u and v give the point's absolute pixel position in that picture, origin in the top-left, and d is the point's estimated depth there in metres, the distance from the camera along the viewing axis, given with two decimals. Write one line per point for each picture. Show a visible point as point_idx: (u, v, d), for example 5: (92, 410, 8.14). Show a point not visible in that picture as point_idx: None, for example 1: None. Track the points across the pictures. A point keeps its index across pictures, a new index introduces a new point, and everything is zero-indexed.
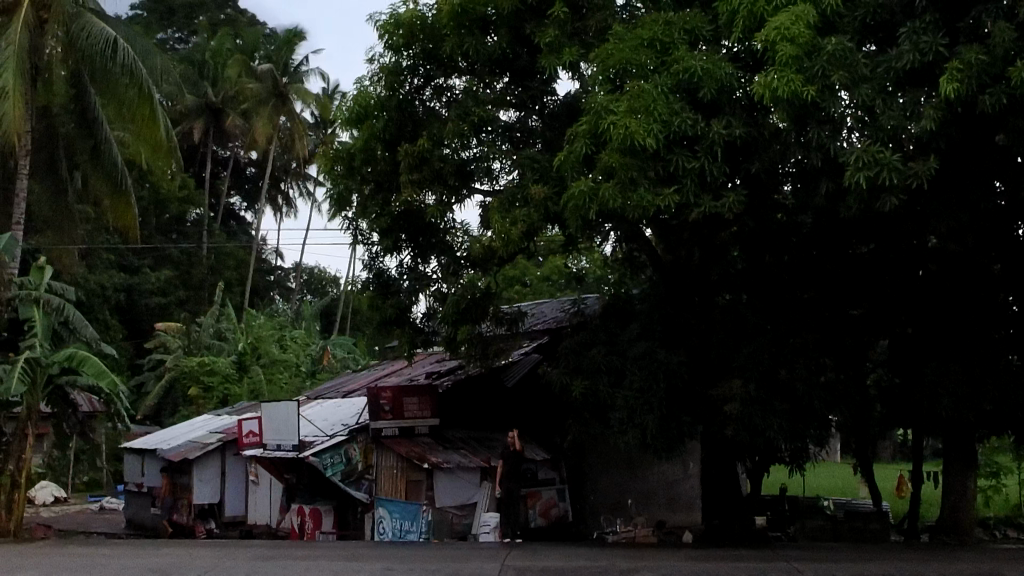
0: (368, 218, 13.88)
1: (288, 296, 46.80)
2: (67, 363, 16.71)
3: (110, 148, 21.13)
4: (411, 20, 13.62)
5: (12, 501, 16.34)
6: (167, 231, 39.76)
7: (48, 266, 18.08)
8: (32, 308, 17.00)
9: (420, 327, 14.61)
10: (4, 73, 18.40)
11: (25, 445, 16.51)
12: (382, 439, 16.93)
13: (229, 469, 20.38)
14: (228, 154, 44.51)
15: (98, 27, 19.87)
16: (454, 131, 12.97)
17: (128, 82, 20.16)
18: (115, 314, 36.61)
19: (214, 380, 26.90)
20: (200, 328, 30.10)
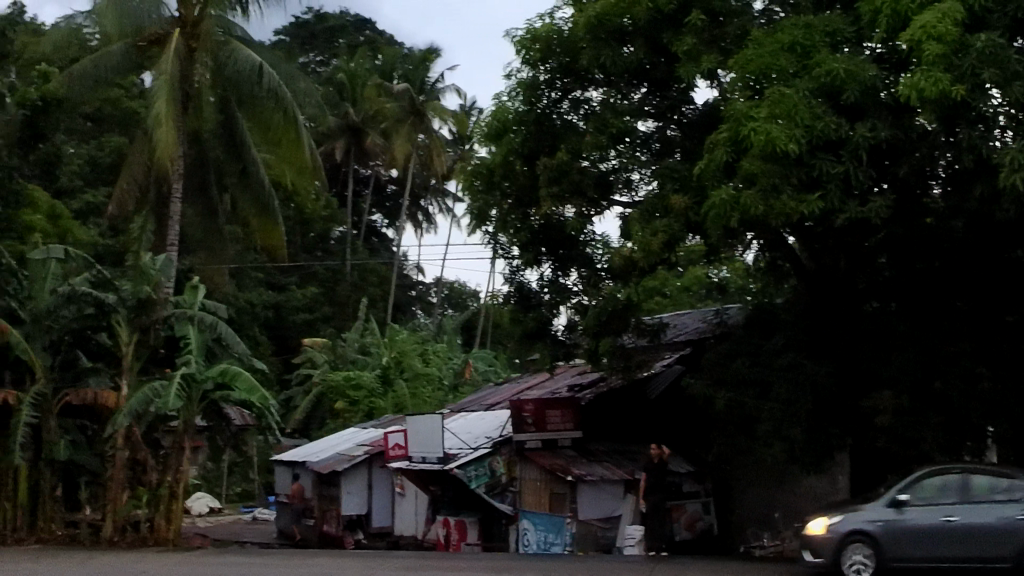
0: (507, 232, 13.99)
1: (429, 311, 47.35)
2: (220, 378, 17.34)
3: (257, 170, 22.13)
4: (548, 34, 13.67)
5: (170, 512, 17.47)
6: (312, 248, 40.82)
7: (201, 284, 18.93)
8: (187, 325, 17.91)
9: (561, 340, 14.70)
10: (157, 100, 19.39)
11: (182, 458, 17.40)
12: (526, 451, 17.23)
13: (375, 481, 20.60)
14: (369, 173, 45.37)
15: (245, 54, 20.63)
16: (594, 143, 12.94)
17: (274, 106, 20.84)
18: (265, 330, 37.69)
19: (360, 395, 27.35)
20: (346, 343, 30.68)
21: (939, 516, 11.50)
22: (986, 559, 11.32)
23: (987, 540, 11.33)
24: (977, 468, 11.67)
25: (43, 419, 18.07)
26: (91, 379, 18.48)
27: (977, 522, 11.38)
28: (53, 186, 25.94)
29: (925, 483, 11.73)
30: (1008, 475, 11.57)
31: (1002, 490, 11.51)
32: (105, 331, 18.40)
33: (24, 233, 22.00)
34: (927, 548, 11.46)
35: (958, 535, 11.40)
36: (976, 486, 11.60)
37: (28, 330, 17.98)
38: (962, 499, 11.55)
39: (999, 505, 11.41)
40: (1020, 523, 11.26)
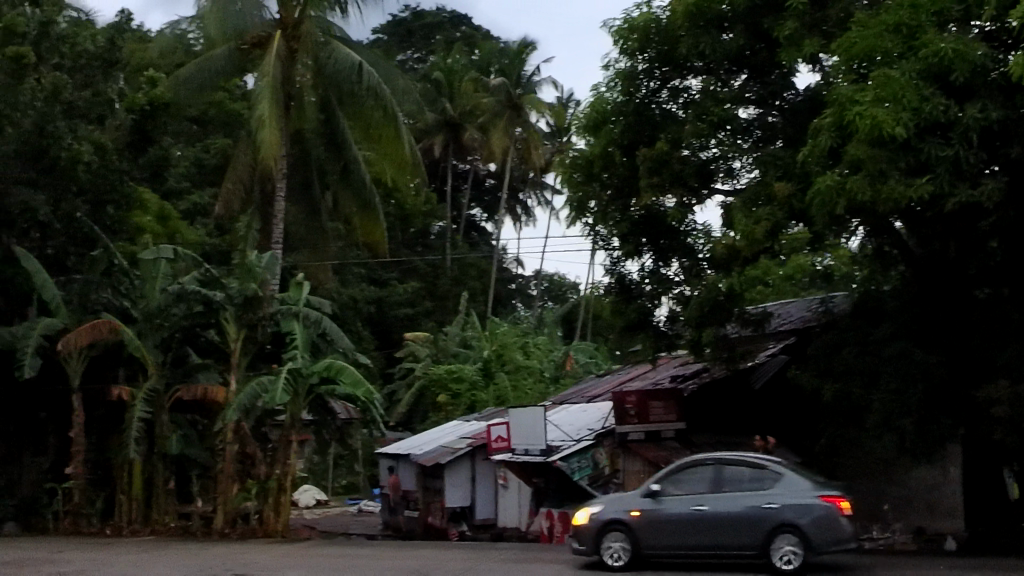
0: (608, 224, 13.93)
1: (529, 304, 47.40)
2: (325, 372, 17.60)
3: (358, 168, 22.44)
4: (646, 23, 13.52)
5: (278, 504, 17.81)
6: (413, 244, 41.25)
7: (305, 281, 19.25)
8: (293, 322, 18.26)
9: (663, 331, 14.64)
10: (260, 102, 19.89)
11: (290, 450, 17.83)
12: (629, 443, 17.40)
13: (479, 473, 20.51)
14: (468, 168, 45.62)
15: (344, 53, 21.04)
16: (694, 132, 12.86)
17: (374, 105, 21.26)
18: (367, 325, 38.18)
19: (462, 388, 27.48)
20: (448, 337, 30.90)
21: (689, 505, 11.69)
22: (734, 546, 11.44)
23: (734, 528, 11.44)
24: (732, 458, 11.75)
25: (156, 413, 18.67)
26: (201, 376, 18.99)
27: (724, 511, 11.51)
28: (162, 188, 26.67)
29: (682, 473, 11.93)
30: (760, 465, 11.62)
31: (755, 479, 11.57)
32: (214, 328, 18.93)
33: (134, 234, 22.71)
34: (679, 536, 11.67)
35: (706, 524, 11.56)
36: (730, 476, 11.70)
37: (141, 328, 18.60)
38: (714, 489, 11.68)
39: (746, 495, 11.49)
40: (765, 513, 11.33)
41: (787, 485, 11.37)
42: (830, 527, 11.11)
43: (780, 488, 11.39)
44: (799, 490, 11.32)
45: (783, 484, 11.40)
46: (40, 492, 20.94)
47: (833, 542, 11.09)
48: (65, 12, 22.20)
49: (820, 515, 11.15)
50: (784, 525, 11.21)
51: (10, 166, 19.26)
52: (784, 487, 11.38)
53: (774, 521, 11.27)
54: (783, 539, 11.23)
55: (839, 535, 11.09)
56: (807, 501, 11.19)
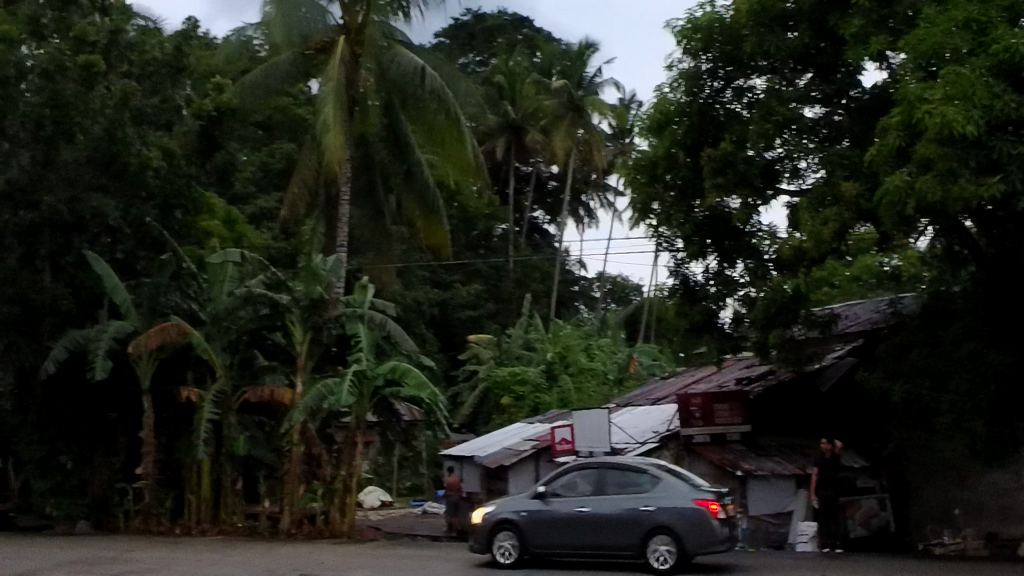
0: (672, 226, 13.82)
1: (592, 306, 47.26)
2: (390, 374, 17.75)
3: (421, 171, 22.58)
4: (710, 23, 13.44)
5: (344, 505, 17.97)
6: (475, 246, 41.38)
7: (370, 283, 19.44)
8: (358, 323, 18.46)
9: (728, 334, 14.50)
10: (324, 107, 20.10)
11: (355, 452, 17.92)
12: (694, 446, 17.20)
13: (542, 476, 20.41)
14: (530, 170, 45.66)
15: (406, 57, 21.29)
16: (759, 132, 12.78)
17: (436, 107, 21.35)
18: (431, 328, 38.35)
19: (526, 390, 27.47)
20: (511, 339, 30.93)
21: (572, 506, 12.73)
22: (612, 546, 12.44)
23: (612, 528, 12.44)
24: (612, 463, 12.76)
25: (224, 415, 18.94)
26: (267, 377, 19.21)
27: (604, 512, 12.53)
28: (229, 192, 27.06)
29: (566, 476, 13.00)
30: (640, 470, 12.60)
31: (634, 483, 12.55)
32: (280, 331, 19.13)
33: (202, 238, 23.03)
34: (562, 535, 12.72)
35: (588, 524, 12.58)
36: (611, 480, 12.72)
37: (209, 330, 18.91)
38: (596, 492, 12.71)
39: (625, 498, 12.49)
40: (642, 516, 12.29)
41: (664, 490, 12.33)
42: (702, 529, 11.99)
43: (657, 491, 12.35)
44: (674, 494, 12.26)
45: (660, 488, 12.36)
46: (111, 491, 21.30)
47: (702, 543, 11.97)
48: (133, 20, 22.60)
49: (692, 517, 12.05)
50: (658, 526, 12.17)
51: (82, 172, 19.73)
52: (661, 491, 12.35)
53: (649, 522, 12.23)
54: (657, 539, 12.19)
55: (710, 537, 11.97)
56: (679, 504, 12.11)
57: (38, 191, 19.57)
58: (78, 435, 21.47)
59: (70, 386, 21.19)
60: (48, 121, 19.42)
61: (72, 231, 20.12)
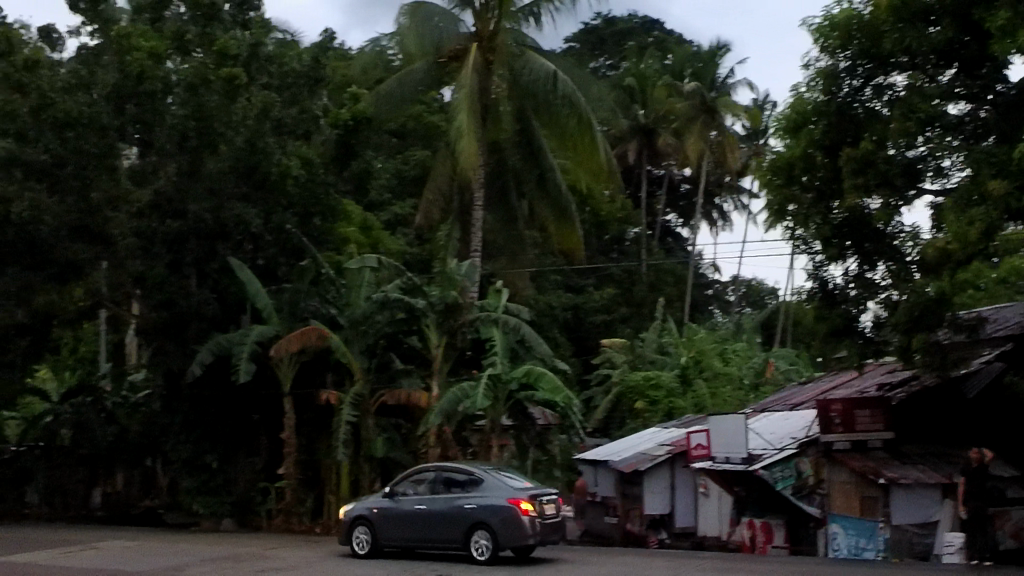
0: (810, 228, 13.65)
1: (727, 310, 46.63)
2: (525, 378, 17.94)
3: (554, 176, 22.66)
4: (847, 21, 13.31)
5: None
6: (608, 250, 41.41)
7: (504, 288, 19.62)
8: (491, 328, 18.49)
9: (869, 338, 13.99)
10: (458, 114, 20.43)
11: (490, 454, 18.61)
12: (834, 454, 16.82)
13: (678, 480, 19.27)
14: (662, 173, 45.35)
15: (538, 63, 21.43)
16: (900, 130, 12.41)
17: (570, 112, 21.41)
18: (564, 332, 38.44)
19: (660, 395, 27.29)
20: (644, 344, 30.75)
21: (412, 504, 14.89)
22: (441, 539, 14.52)
23: (441, 523, 14.51)
24: (446, 466, 14.84)
25: (362, 417, 19.43)
26: (404, 381, 19.61)
27: (434, 509, 14.62)
28: (366, 200, 27.66)
29: (413, 477, 15.16)
30: (470, 472, 14.61)
31: (463, 484, 14.58)
32: (416, 335, 19.52)
33: (340, 244, 23.62)
34: (404, 529, 14.92)
35: (422, 519, 14.73)
36: (446, 480, 14.81)
37: (347, 335, 19.39)
38: (432, 491, 14.83)
39: (452, 496, 14.55)
40: (464, 512, 14.31)
41: (486, 489, 14.28)
42: (510, 524, 13.88)
43: (479, 491, 14.33)
44: (491, 494, 14.19)
45: (480, 488, 14.35)
46: (254, 490, 22.07)
47: (510, 537, 13.88)
48: (272, 34, 23.32)
49: (504, 515, 13.96)
50: (476, 522, 14.16)
51: (226, 181, 20.46)
52: (482, 491, 14.32)
53: (470, 518, 14.24)
54: (476, 534, 14.20)
55: (516, 531, 13.86)
56: (492, 502, 14.05)
57: (185, 200, 20.32)
58: (223, 435, 22.29)
59: (216, 389, 21.99)
60: (193, 132, 20.01)
61: (217, 240, 20.90)
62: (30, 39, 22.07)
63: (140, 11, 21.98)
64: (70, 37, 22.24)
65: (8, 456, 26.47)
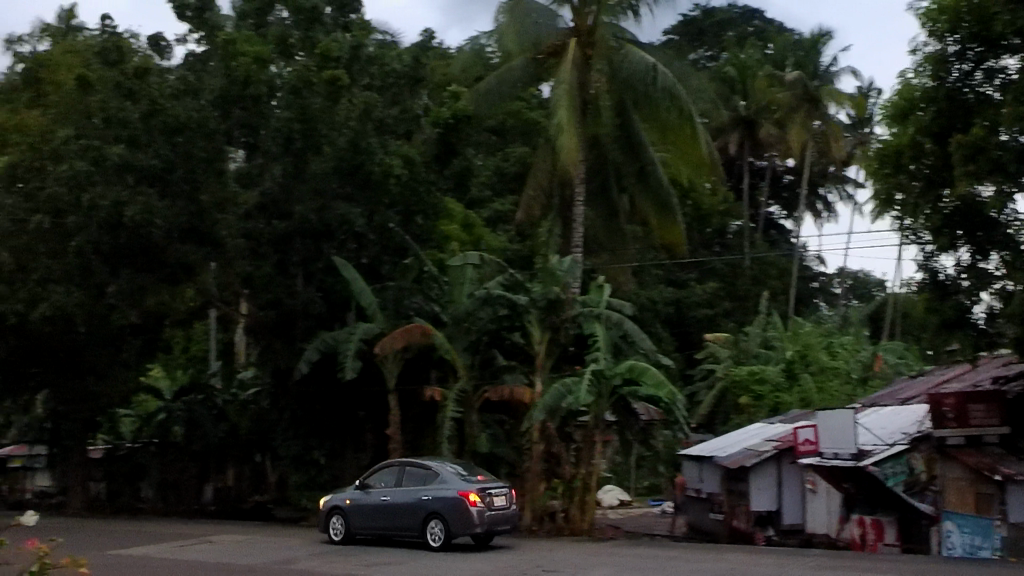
0: (920, 217, 13.43)
1: (833, 303, 45.77)
2: (628, 374, 17.86)
3: (655, 169, 22.48)
4: (954, 3, 12.91)
5: (583, 503, 18.51)
6: (710, 243, 41.02)
7: (606, 284, 19.53)
8: (595, 324, 18.59)
9: (982, 330, 13.54)
10: (558, 109, 20.47)
11: (593, 450, 18.46)
12: (948, 449, 16.44)
13: (786, 476, 18.77)
14: (765, 164, 44.69)
15: (638, 56, 21.33)
16: (1012, 116, 11.95)
17: (670, 104, 21.25)
18: (667, 326, 38.18)
19: (765, 389, 26.89)
20: (749, 338, 30.36)
21: (378, 496, 16.73)
22: (402, 527, 16.38)
23: (402, 513, 16.35)
24: (408, 461, 16.66)
25: (466, 413, 19.67)
26: (507, 377, 19.76)
27: (396, 500, 16.46)
28: (467, 198, 27.87)
29: (380, 472, 17.00)
30: (428, 467, 16.41)
31: (423, 477, 16.40)
32: (518, 331, 19.60)
33: (442, 242, 23.84)
34: (371, 518, 16.75)
35: (385, 509, 16.57)
36: (409, 475, 16.62)
37: (451, 332, 19.59)
38: (396, 484, 16.65)
39: (412, 489, 16.37)
40: (421, 504, 16.16)
41: (441, 483, 16.10)
42: (462, 514, 15.71)
43: (435, 484, 16.15)
44: (444, 486, 16.00)
45: (435, 482, 16.17)
46: None
47: (461, 525, 15.71)
48: (373, 35, 23.62)
49: (456, 505, 15.77)
50: (432, 512, 16.00)
51: (331, 182, 20.82)
52: (436, 484, 16.14)
53: (428, 509, 16.08)
54: (432, 522, 16.05)
55: (467, 520, 15.68)
56: (444, 494, 15.88)
57: (291, 201, 20.78)
58: (330, 431, 22.74)
59: (323, 386, 22.42)
60: (297, 134, 20.38)
61: (322, 240, 21.33)
62: (140, 48, 22.73)
63: (245, 18, 22.46)
64: (177, 44, 22.86)
65: (125, 453, 27.36)
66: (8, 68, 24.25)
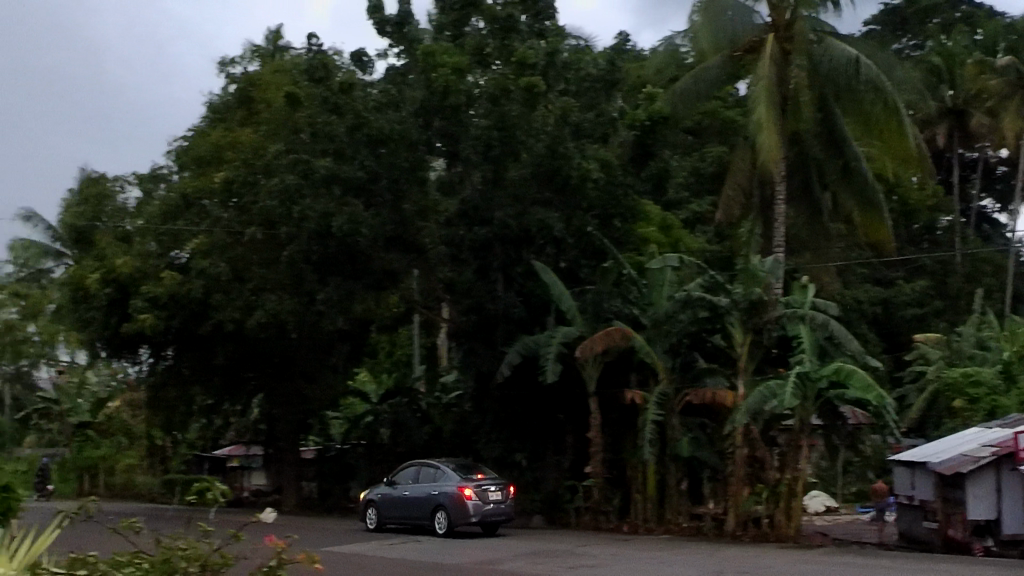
0: None
1: None
2: (835, 376, 17.33)
3: (861, 166, 21.68)
4: None
5: (789, 509, 18.03)
6: (918, 240, 39.41)
7: (810, 284, 19.00)
8: (799, 326, 18.03)
9: None
10: (757, 106, 20.07)
11: (798, 456, 18.01)
12: None
13: (1005, 484, 17.63)
14: (977, 156, 42.55)
15: (839, 48, 20.70)
16: None
17: (874, 97, 20.54)
18: (873, 327, 36.87)
19: (981, 392, 25.57)
20: (962, 338, 28.98)
21: (403, 491, 20.16)
22: (419, 517, 19.73)
23: (417, 505, 19.75)
24: (423, 461, 20.04)
25: (667, 417, 19.59)
26: (709, 380, 19.53)
27: (413, 494, 19.89)
28: (663, 199, 27.71)
29: (405, 470, 20.45)
30: (435, 466, 19.74)
31: (433, 475, 19.72)
32: (719, 333, 19.40)
33: (640, 244, 23.78)
34: (396, 509, 20.21)
35: (405, 502, 20.01)
36: (424, 473, 19.98)
37: (651, 334, 19.54)
38: (414, 481, 20.07)
39: (424, 485, 19.73)
40: (430, 497, 19.47)
41: (445, 480, 19.35)
42: (459, 506, 18.89)
43: (442, 481, 19.41)
44: (446, 483, 19.26)
45: (440, 479, 19.47)
46: (562, 488, 22.45)
47: (459, 515, 18.89)
48: (567, 41, 23.81)
49: (455, 499, 18.96)
50: (436, 504, 19.28)
51: (529, 187, 21.08)
52: (441, 481, 19.42)
53: (434, 502, 19.37)
54: (438, 513, 19.32)
55: (462, 511, 18.85)
56: (445, 490, 19.14)
57: (491, 207, 21.16)
58: (532, 434, 23.05)
59: (524, 389, 22.76)
60: (497, 141, 20.74)
61: (522, 245, 21.67)
62: (345, 64, 23.63)
63: (443, 30, 23.06)
64: (379, 59, 23.66)
65: (336, 453, 28.59)
66: (224, 89, 25.66)
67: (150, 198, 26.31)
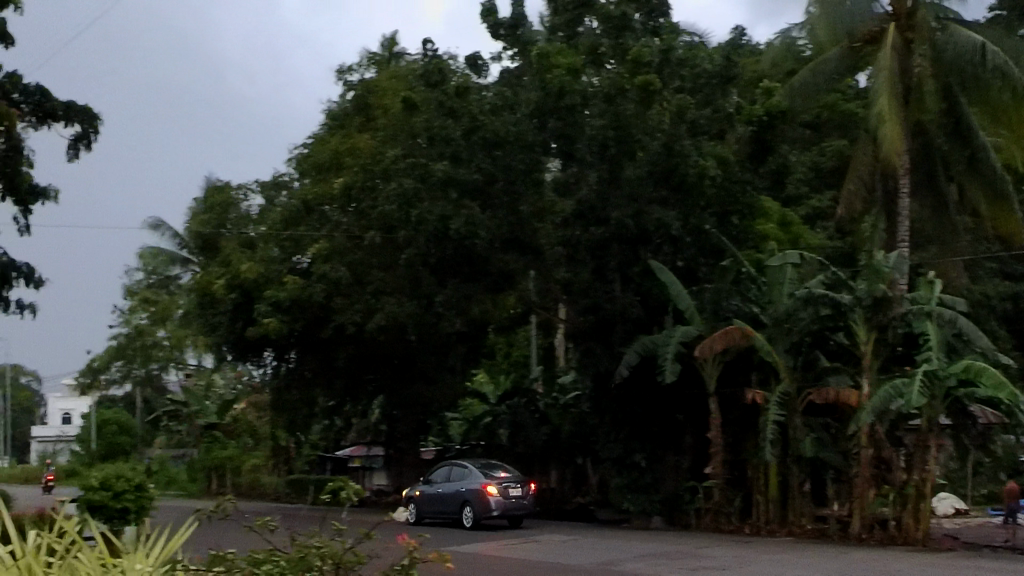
0: None
1: None
2: (964, 374, 16.75)
3: (988, 156, 20.97)
4: None
5: (917, 511, 17.52)
6: None
7: (937, 279, 18.40)
8: (925, 322, 17.50)
9: None
10: (878, 98, 19.56)
11: (927, 456, 17.51)
12: None
13: None
14: None
15: (964, 36, 19.91)
16: None
17: (1001, 84, 19.71)
18: (1004, 322, 35.64)
19: None
20: None
21: (435, 488, 21.88)
22: (449, 512, 21.41)
23: (446, 501, 21.43)
24: (453, 460, 21.73)
25: (789, 417, 19.25)
26: (832, 378, 19.14)
27: (442, 491, 21.58)
28: (782, 196, 27.28)
29: (438, 469, 22.15)
30: (461, 464, 21.46)
31: (461, 473, 21.42)
32: (842, 331, 18.99)
33: (759, 241, 23.42)
34: (428, 505, 21.93)
35: (437, 498, 21.70)
36: (454, 472, 21.66)
37: (773, 333, 19.24)
38: (445, 479, 21.76)
39: (453, 482, 21.43)
40: (459, 493, 21.14)
41: (471, 477, 21.02)
42: (483, 500, 20.54)
43: (468, 479, 21.09)
44: (472, 480, 20.96)
45: (467, 476, 21.15)
46: (682, 489, 22.24)
47: (483, 509, 20.53)
48: (682, 37, 23.63)
49: (479, 495, 20.62)
50: (463, 499, 20.95)
51: (645, 187, 20.93)
52: (468, 478, 21.10)
53: (461, 498, 21.05)
54: (465, 508, 21.01)
55: (486, 505, 20.49)
56: (470, 486, 20.81)
57: (606, 207, 21.04)
58: (652, 435, 22.88)
59: (643, 389, 22.58)
60: (613, 140, 20.63)
61: (638, 245, 21.57)
62: (460, 68, 23.87)
63: (556, 31, 23.10)
64: (493, 62, 23.81)
65: (455, 453, 28.90)
66: (343, 96, 26.16)
67: (272, 205, 26.96)
